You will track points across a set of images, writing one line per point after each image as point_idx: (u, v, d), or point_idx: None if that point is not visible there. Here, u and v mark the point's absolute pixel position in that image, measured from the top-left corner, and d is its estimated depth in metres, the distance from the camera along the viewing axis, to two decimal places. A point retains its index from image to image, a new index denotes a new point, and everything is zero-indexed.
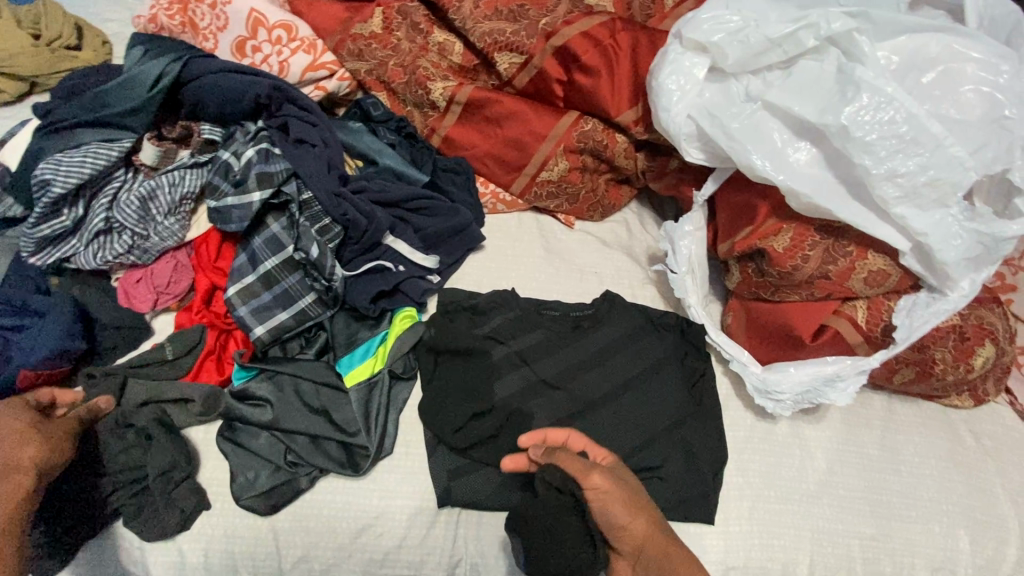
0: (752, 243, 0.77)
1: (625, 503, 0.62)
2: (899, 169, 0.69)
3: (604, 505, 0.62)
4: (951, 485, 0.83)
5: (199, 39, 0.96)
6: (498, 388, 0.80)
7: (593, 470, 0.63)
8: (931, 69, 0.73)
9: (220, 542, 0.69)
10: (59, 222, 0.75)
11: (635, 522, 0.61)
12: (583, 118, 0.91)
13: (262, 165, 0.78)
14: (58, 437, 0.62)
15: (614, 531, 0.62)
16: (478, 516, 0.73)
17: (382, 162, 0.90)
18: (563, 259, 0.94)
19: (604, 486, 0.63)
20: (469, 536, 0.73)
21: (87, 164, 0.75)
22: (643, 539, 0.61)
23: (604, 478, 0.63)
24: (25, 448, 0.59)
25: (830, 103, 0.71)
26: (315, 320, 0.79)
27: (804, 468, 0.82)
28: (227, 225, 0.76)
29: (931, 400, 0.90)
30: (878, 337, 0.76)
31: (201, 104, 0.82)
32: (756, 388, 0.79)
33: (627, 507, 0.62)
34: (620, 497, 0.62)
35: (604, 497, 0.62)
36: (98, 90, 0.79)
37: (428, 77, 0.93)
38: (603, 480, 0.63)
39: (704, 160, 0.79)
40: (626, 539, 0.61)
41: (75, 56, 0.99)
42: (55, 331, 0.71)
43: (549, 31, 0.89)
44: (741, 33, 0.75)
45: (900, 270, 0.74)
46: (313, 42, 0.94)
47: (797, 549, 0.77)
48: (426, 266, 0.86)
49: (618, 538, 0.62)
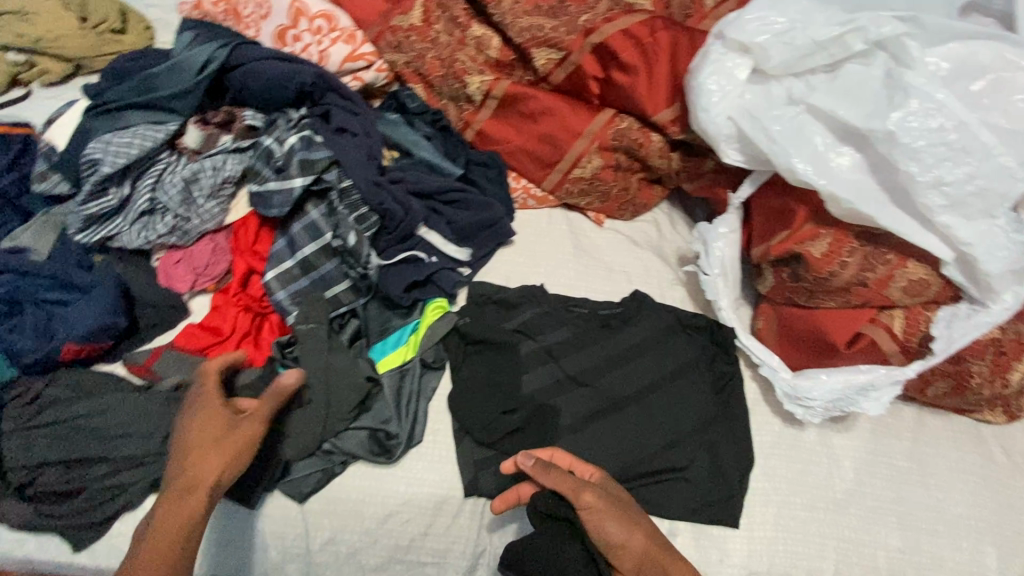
0: (788, 247, 0.76)
1: (617, 517, 0.62)
2: (946, 177, 0.68)
3: (598, 525, 0.62)
4: (982, 502, 0.82)
5: (242, 27, 0.97)
6: (526, 381, 0.81)
7: (583, 489, 0.64)
8: (981, 77, 0.72)
9: (251, 521, 0.71)
10: (106, 200, 0.77)
11: (631, 538, 0.62)
12: (618, 116, 0.91)
13: (304, 152, 0.78)
14: (235, 446, 0.63)
15: (613, 551, 0.62)
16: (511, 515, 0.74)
17: (418, 154, 0.91)
18: (592, 257, 0.94)
19: (595, 503, 0.63)
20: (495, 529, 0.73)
21: (135, 145, 0.77)
22: (641, 554, 0.61)
23: (597, 496, 0.64)
24: (208, 456, 0.61)
25: (877, 108, 0.70)
26: (348, 306, 0.81)
27: (831, 476, 0.81)
28: (267, 210, 0.78)
29: (962, 415, 0.89)
30: (914, 347, 0.75)
31: (244, 90, 0.84)
32: (786, 393, 0.78)
33: (619, 521, 0.62)
34: (613, 513, 0.63)
35: (598, 514, 0.63)
36: (147, 74, 0.80)
37: (465, 71, 0.94)
38: (594, 497, 0.63)
39: (742, 162, 0.78)
40: (625, 558, 0.61)
41: (120, 40, 1.01)
42: (98, 306, 0.73)
43: (589, 28, 0.89)
44: (787, 35, 0.74)
45: (940, 280, 0.73)
46: (353, 33, 0.95)
47: (822, 558, 0.77)
48: (458, 258, 0.87)
49: (617, 557, 0.62)
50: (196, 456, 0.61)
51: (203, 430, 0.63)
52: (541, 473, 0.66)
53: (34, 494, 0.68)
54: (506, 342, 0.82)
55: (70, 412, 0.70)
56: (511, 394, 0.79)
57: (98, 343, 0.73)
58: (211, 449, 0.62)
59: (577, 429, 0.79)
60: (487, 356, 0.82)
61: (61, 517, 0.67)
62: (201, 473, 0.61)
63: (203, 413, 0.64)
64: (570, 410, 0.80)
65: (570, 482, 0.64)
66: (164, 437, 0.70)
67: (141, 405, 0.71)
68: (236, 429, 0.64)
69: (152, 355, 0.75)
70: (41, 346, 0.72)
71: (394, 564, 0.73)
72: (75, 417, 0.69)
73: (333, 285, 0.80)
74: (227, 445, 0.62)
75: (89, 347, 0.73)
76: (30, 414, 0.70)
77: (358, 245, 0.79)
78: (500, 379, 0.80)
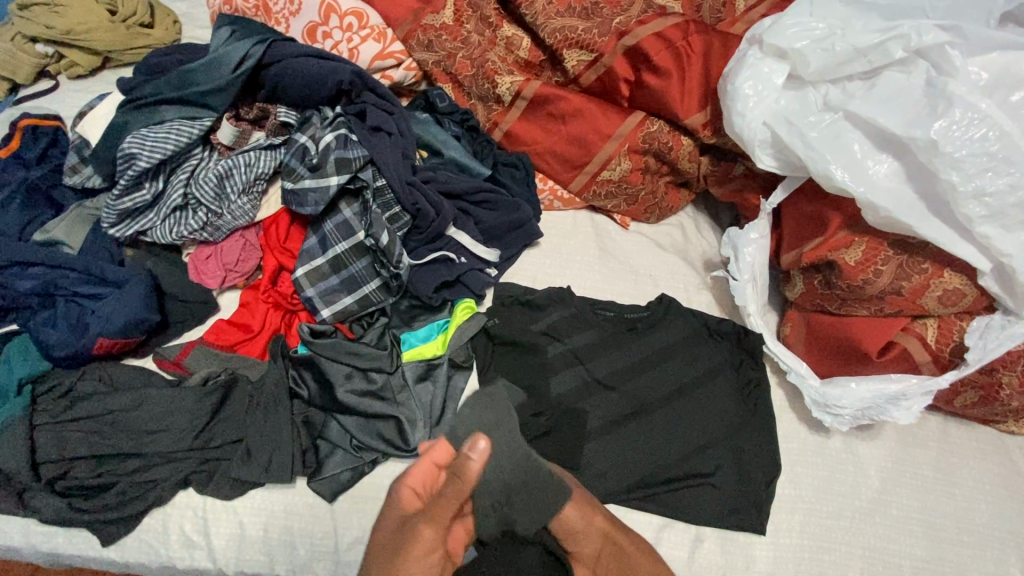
0: (821, 254, 0.76)
1: (577, 503, 0.64)
2: (987, 188, 0.67)
3: (556, 514, 0.62)
4: (1006, 512, 0.82)
5: (272, 22, 0.97)
6: (554, 384, 0.81)
7: (546, 477, 0.62)
8: (1022, 86, 0.72)
9: (280, 519, 0.70)
10: (140, 195, 0.77)
11: (592, 521, 0.65)
12: (649, 119, 0.91)
13: (340, 151, 0.79)
14: (422, 556, 0.56)
15: (575, 537, 0.64)
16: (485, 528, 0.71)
17: (447, 154, 0.91)
18: (618, 260, 0.94)
19: (557, 492, 0.62)
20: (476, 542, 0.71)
21: (170, 140, 0.77)
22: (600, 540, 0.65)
23: (548, 485, 0.62)
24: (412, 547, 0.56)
25: (918, 116, 0.70)
26: (377, 305, 0.80)
27: (857, 485, 0.81)
28: (302, 207, 0.77)
29: (986, 425, 0.89)
30: (947, 358, 0.75)
31: (279, 87, 0.84)
32: (815, 401, 0.78)
33: (580, 508, 0.65)
34: (570, 497, 0.64)
35: (560, 504, 0.62)
36: (183, 69, 0.80)
37: (495, 70, 0.93)
38: (557, 484, 0.62)
39: (777, 168, 0.78)
40: (584, 542, 0.64)
41: (149, 34, 1.01)
42: (131, 301, 0.72)
43: (622, 30, 0.89)
44: (826, 41, 0.74)
45: (976, 291, 0.73)
46: (383, 31, 0.95)
47: (848, 566, 0.76)
48: (486, 259, 0.87)
49: (577, 543, 0.64)
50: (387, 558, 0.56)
51: (392, 519, 0.58)
52: (500, 466, 0.61)
53: (62, 489, 0.67)
54: (533, 345, 0.82)
55: (103, 407, 0.70)
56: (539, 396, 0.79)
57: (131, 339, 0.73)
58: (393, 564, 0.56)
59: (605, 432, 0.79)
60: (515, 358, 0.82)
61: (90, 512, 0.67)
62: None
63: (391, 505, 0.59)
64: (597, 413, 0.80)
65: (521, 473, 0.62)
66: (198, 434, 0.70)
67: (172, 401, 0.71)
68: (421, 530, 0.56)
69: (184, 349, 0.76)
70: (74, 340, 0.72)
71: None
72: (109, 412, 0.70)
73: (364, 284, 0.80)
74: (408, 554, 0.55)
75: (122, 342, 0.73)
76: (62, 408, 0.70)
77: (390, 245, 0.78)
78: (528, 381, 0.80)
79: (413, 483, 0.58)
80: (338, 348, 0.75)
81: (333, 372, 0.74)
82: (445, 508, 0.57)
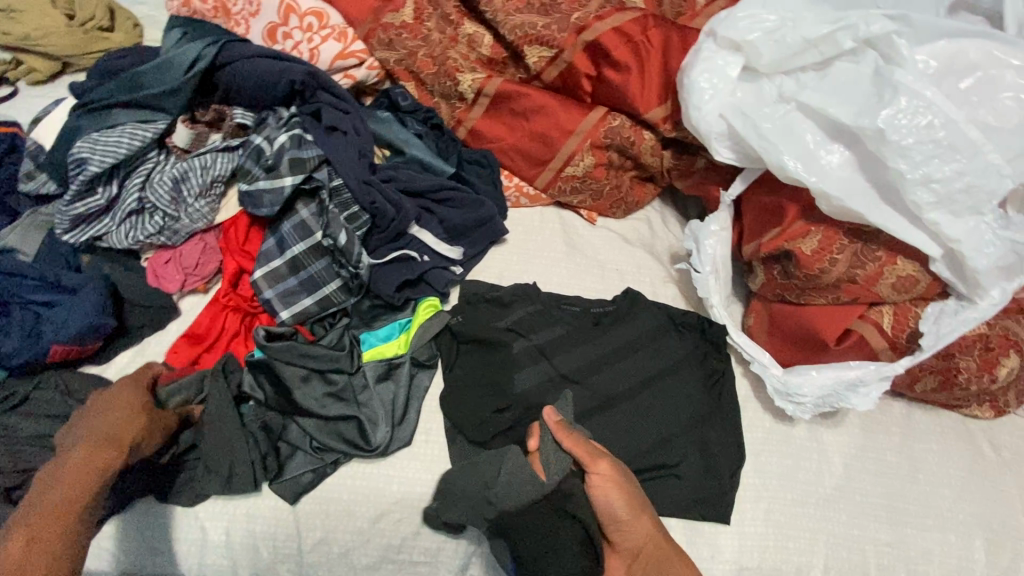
0: (779, 244, 0.77)
1: (626, 498, 0.67)
2: (934, 174, 0.68)
3: (607, 494, 0.67)
4: (969, 496, 0.83)
5: (231, 24, 0.96)
6: (518, 381, 0.80)
7: (599, 456, 0.68)
8: (969, 75, 0.73)
9: (243, 523, 0.70)
10: (94, 200, 0.76)
11: (639, 521, 0.66)
12: (611, 114, 0.91)
13: (294, 151, 0.79)
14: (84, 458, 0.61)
15: (617, 526, 0.67)
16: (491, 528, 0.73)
17: (409, 152, 0.90)
18: (585, 255, 0.94)
19: (608, 474, 0.67)
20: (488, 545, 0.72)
21: (123, 144, 0.77)
22: (642, 539, 0.66)
23: (610, 467, 0.68)
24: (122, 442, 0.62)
25: (867, 105, 0.70)
26: (338, 306, 0.80)
27: (821, 472, 0.82)
28: (257, 209, 0.78)
29: (951, 410, 0.90)
30: (903, 344, 0.76)
31: (234, 88, 0.83)
32: (777, 389, 0.79)
33: (627, 504, 0.67)
34: (620, 487, 0.67)
35: (607, 487, 0.67)
36: (135, 72, 0.80)
37: (457, 69, 0.93)
38: (608, 469, 0.67)
39: (734, 160, 0.78)
40: (625, 535, 0.67)
41: (108, 38, 1.00)
42: (85, 307, 0.71)
43: (581, 26, 0.89)
44: (778, 32, 0.75)
45: (928, 277, 0.74)
46: (344, 30, 0.95)
47: (812, 553, 0.77)
48: (450, 257, 0.87)
49: (619, 531, 0.67)
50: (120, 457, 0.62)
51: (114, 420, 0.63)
52: (563, 433, 0.69)
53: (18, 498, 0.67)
54: (497, 342, 0.82)
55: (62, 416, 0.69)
56: (503, 392, 0.79)
57: (86, 345, 0.72)
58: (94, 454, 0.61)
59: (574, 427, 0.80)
60: (479, 356, 0.82)
61: None
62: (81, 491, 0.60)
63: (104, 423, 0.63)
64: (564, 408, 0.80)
65: (588, 450, 0.68)
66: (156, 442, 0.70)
67: None
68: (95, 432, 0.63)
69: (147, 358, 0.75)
70: (28, 347, 0.71)
71: (386, 563, 0.73)
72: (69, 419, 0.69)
73: (324, 285, 0.80)
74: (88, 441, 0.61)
75: (76, 349, 0.72)
76: (17, 417, 0.69)
77: (348, 245, 0.79)
78: (492, 379, 0.80)
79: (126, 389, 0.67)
80: (296, 351, 0.75)
81: (293, 376, 0.74)
82: (156, 421, 0.66)
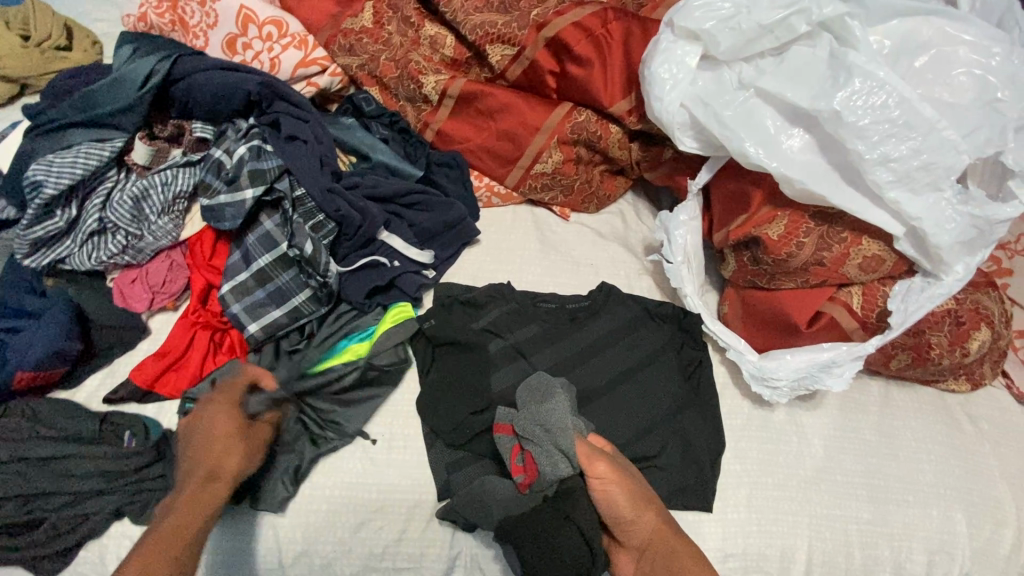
0: (747, 231, 0.77)
1: (628, 493, 0.67)
2: (892, 154, 0.69)
3: (606, 492, 0.67)
4: (948, 469, 0.84)
5: (190, 37, 0.95)
6: (544, 376, 0.75)
7: (596, 457, 0.68)
8: (923, 52, 0.73)
9: (223, 540, 0.69)
10: (52, 223, 0.75)
11: (641, 516, 0.67)
12: (576, 109, 0.91)
13: (253, 163, 0.79)
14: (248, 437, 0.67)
15: (622, 526, 0.68)
16: (484, 541, 0.73)
17: (375, 157, 0.90)
18: (559, 252, 0.94)
19: (606, 474, 0.67)
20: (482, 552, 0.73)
21: (78, 164, 0.76)
22: (649, 533, 0.67)
23: (608, 467, 0.68)
24: (230, 450, 0.64)
25: (822, 89, 0.71)
26: (308, 317, 0.80)
27: (801, 455, 0.82)
28: (220, 224, 0.77)
29: (928, 386, 0.90)
30: (873, 323, 0.77)
31: (191, 102, 0.83)
32: (752, 375, 0.79)
33: (630, 499, 0.67)
34: (622, 484, 0.68)
35: (609, 486, 0.67)
36: (87, 91, 0.79)
37: (420, 71, 0.93)
38: (607, 468, 0.68)
39: (698, 149, 0.79)
40: (632, 531, 0.67)
41: (65, 57, 0.97)
42: (50, 331, 0.70)
43: (541, 22, 0.88)
44: (733, 19, 0.74)
45: (894, 256, 0.74)
46: (304, 38, 0.93)
47: (795, 535, 0.78)
48: (420, 261, 0.86)
49: (626, 531, 0.68)
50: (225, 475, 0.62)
51: (216, 425, 0.65)
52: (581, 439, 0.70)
53: None
54: (474, 343, 0.82)
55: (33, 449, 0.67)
56: (544, 389, 0.74)
57: (53, 370, 0.71)
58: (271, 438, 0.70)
59: None
60: (460, 358, 0.82)
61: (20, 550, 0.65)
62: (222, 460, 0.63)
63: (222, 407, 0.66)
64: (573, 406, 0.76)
65: (586, 450, 0.68)
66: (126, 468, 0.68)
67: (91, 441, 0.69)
68: (242, 407, 0.68)
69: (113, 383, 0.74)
70: None
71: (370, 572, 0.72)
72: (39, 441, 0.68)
73: (294, 295, 0.79)
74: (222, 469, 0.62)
75: (43, 374, 0.70)
76: None
77: (315, 254, 0.78)
78: (469, 383, 0.80)
79: (220, 415, 0.65)
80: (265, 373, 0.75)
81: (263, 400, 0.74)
82: (253, 436, 0.67)
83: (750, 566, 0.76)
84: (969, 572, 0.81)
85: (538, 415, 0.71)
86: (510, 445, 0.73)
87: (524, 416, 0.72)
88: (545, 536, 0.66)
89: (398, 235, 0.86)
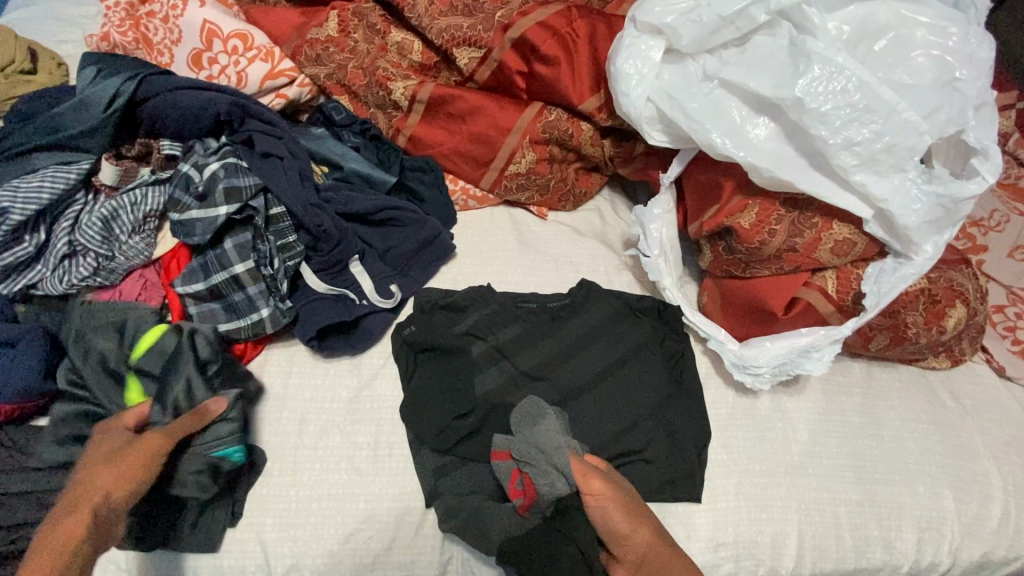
0: (719, 222, 0.78)
1: (624, 510, 0.67)
2: (855, 137, 0.69)
3: (603, 510, 0.67)
4: (934, 447, 0.85)
5: (155, 55, 0.94)
6: (535, 400, 0.76)
7: (591, 474, 0.68)
8: (881, 36, 0.74)
9: (209, 559, 0.68)
10: (21, 249, 0.74)
11: (637, 531, 0.66)
12: (547, 108, 0.91)
13: (228, 179, 0.78)
14: (140, 459, 0.59)
15: (618, 541, 0.66)
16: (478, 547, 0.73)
17: (347, 166, 0.90)
18: (538, 251, 0.94)
19: (601, 490, 0.67)
20: (470, 554, 0.74)
21: (45, 189, 0.75)
22: (644, 551, 0.65)
23: (603, 484, 0.68)
24: (117, 471, 0.57)
25: (783, 76, 0.72)
26: (248, 314, 0.78)
27: (787, 441, 0.82)
28: (191, 237, 0.77)
29: (910, 364, 0.91)
30: (849, 306, 0.78)
31: (161, 123, 0.83)
32: (733, 364, 0.80)
33: (625, 513, 0.67)
34: (618, 501, 0.67)
35: (603, 501, 0.67)
36: (53, 113, 0.79)
37: (388, 77, 0.92)
38: (602, 484, 0.68)
39: (667, 143, 0.79)
40: (627, 548, 0.66)
41: (30, 80, 0.95)
42: (36, 357, 0.70)
43: (506, 23, 0.88)
44: (693, 12, 0.75)
45: (865, 238, 0.75)
46: (270, 49, 0.93)
47: (785, 520, 0.78)
48: (382, 304, 0.84)
49: (620, 547, 0.66)
50: (88, 496, 0.54)
51: (110, 459, 0.58)
52: (577, 460, 0.70)
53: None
54: (453, 349, 0.82)
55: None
56: (536, 411, 0.75)
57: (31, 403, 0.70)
58: (130, 458, 0.58)
59: (493, 402, 0.80)
60: (442, 365, 0.81)
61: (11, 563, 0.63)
62: (91, 485, 0.56)
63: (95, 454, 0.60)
64: (566, 427, 0.76)
65: (580, 466, 0.69)
66: None
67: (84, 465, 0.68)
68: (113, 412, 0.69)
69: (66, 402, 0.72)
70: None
71: None
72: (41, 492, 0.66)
73: (255, 311, 0.78)
74: (85, 494, 0.55)
75: (22, 406, 0.69)
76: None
77: (280, 272, 0.80)
78: (451, 388, 0.80)
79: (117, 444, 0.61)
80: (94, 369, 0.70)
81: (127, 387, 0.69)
82: (136, 457, 0.59)
83: (742, 554, 0.76)
84: (959, 547, 0.82)
85: (532, 437, 0.72)
86: (509, 469, 0.73)
87: (520, 440, 0.72)
88: (545, 553, 0.67)
89: (369, 270, 0.86)
